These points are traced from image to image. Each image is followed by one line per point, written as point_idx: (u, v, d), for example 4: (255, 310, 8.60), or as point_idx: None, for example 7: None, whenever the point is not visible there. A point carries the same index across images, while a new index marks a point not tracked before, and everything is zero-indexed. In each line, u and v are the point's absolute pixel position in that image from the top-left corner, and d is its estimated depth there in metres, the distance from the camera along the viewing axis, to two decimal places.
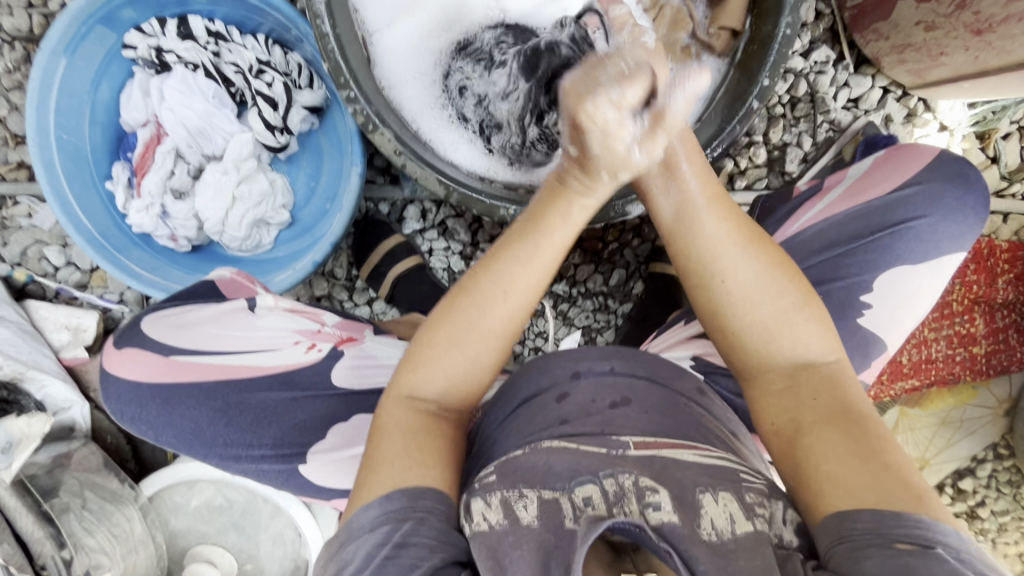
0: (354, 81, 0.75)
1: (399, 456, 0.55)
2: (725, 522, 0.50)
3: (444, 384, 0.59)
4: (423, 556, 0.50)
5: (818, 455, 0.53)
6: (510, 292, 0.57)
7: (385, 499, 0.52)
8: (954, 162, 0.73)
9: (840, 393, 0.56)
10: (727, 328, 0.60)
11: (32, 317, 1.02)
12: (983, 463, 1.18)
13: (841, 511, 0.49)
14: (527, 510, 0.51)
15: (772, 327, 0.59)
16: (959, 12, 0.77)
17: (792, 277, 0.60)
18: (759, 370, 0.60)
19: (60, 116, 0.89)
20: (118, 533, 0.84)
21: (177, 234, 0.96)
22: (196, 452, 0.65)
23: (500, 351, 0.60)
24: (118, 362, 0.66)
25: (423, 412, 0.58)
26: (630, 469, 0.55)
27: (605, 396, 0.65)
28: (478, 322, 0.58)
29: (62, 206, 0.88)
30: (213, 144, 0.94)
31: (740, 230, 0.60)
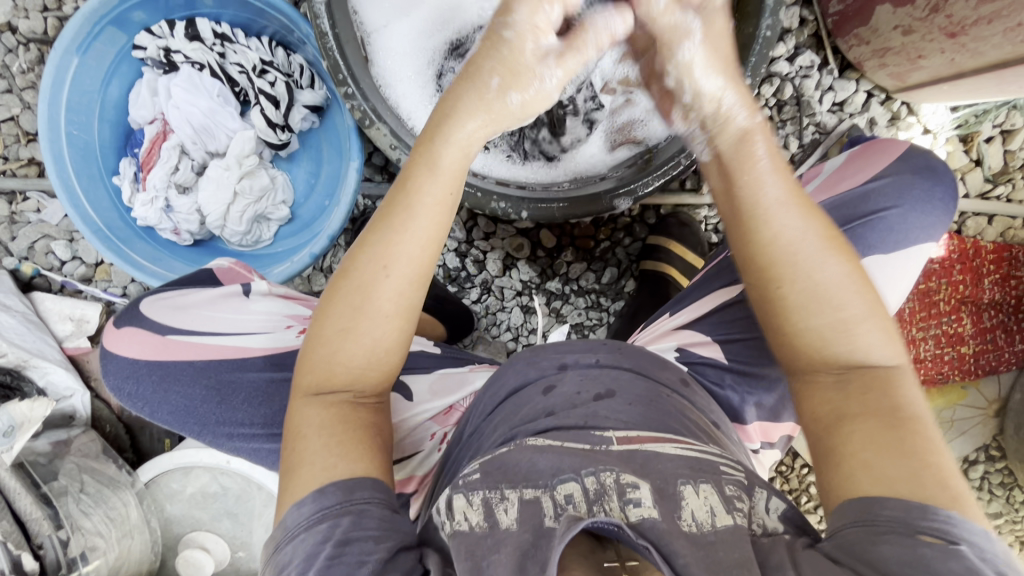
0: (351, 78, 0.79)
1: (321, 454, 0.55)
2: (705, 514, 0.52)
3: (354, 371, 0.59)
4: (367, 551, 0.50)
5: (859, 446, 0.52)
6: (393, 264, 0.58)
7: (319, 496, 0.52)
8: (921, 158, 0.76)
9: (893, 394, 0.54)
10: (784, 325, 0.59)
11: (38, 308, 1.05)
12: (975, 464, 1.20)
13: (869, 499, 0.49)
14: (507, 513, 0.52)
15: (835, 330, 0.57)
16: (933, 15, 0.80)
17: (866, 282, 0.58)
18: (812, 366, 0.59)
19: (70, 113, 0.92)
20: (114, 516, 0.87)
21: (180, 228, 0.99)
22: (190, 431, 0.66)
23: (403, 330, 0.60)
24: (118, 341, 0.69)
25: (335, 403, 0.58)
26: (612, 468, 0.56)
27: (589, 389, 0.67)
28: (368, 300, 0.58)
29: (71, 198, 0.91)
30: (216, 141, 0.98)
31: (819, 230, 0.59)
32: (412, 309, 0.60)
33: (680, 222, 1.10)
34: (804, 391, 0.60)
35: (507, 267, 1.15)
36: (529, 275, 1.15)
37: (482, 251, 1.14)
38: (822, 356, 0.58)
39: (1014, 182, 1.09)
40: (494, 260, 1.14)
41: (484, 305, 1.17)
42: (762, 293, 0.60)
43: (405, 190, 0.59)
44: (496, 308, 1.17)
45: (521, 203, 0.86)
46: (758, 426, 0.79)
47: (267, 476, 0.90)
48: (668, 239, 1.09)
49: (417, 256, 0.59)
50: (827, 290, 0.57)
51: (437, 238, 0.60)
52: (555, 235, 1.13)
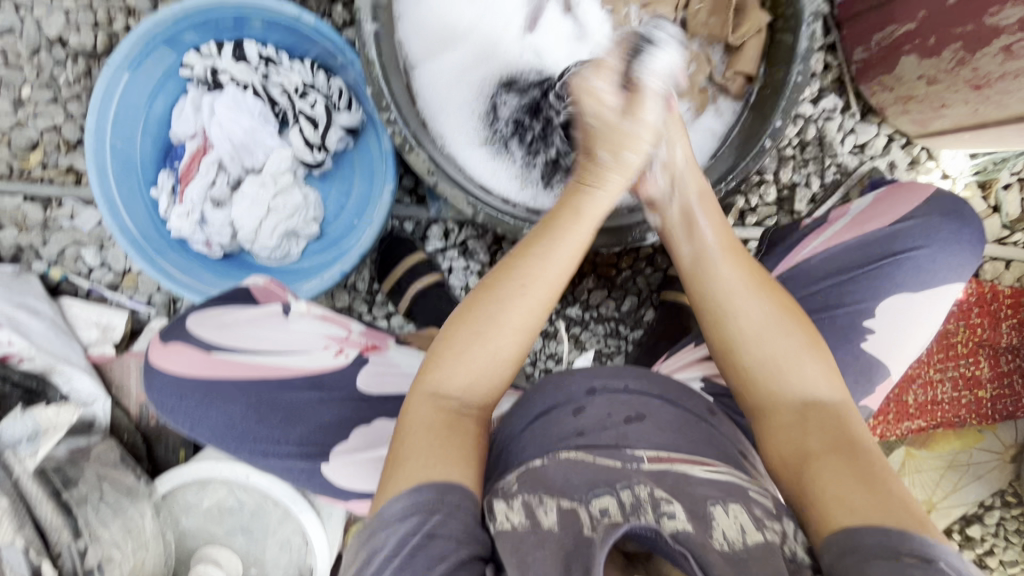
0: (394, 105, 0.82)
1: (426, 453, 0.57)
2: (736, 532, 0.53)
3: (466, 380, 0.62)
4: (450, 547, 0.51)
5: (825, 481, 0.56)
6: (530, 284, 0.64)
7: (412, 492, 0.53)
8: (947, 199, 0.78)
9: (843, 424, 0.62)
10: (734, 364, 0.69)
11: (65, 313, 1.06)
12: (991, 510, 1.18)
13: (848, 530, 0.51)
14: (547, 516, 0.53)
15: (782, 368, 0.66)
16: (959, 68, 0.82)
17: (795, 329, 0.68)
18: (767, 405, 0.66)
19: (117, 126, 0.95)
20: (131, 528, 0.85)
21: (211, 241, 1.01)
22: (229, 446, 0.67)
23: (522, 343, 0.64)
24: (163, 355, 0.69)
25: (446, 408, 0.61)
26: (645, 482, 0.58)
27: (620, 410, 0.69)
28: (498, 317, 0.63)
29: (110, 208, 0.93)
30: (254, 157, 1.00)
31: (748, 278, 0.71)
32: (535, 327, 0.65)
33: None
34: (767, 430, 0.65)
35: None
36: None
37: None
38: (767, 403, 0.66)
39: None
40: None
41: None
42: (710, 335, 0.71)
43: (563, 213, 0.68)
44: None
45: None
46: None
47: (285, 492, 0.90)
48: None
49: (553, 277, 0.65)
50: (746, 325, 0.68)
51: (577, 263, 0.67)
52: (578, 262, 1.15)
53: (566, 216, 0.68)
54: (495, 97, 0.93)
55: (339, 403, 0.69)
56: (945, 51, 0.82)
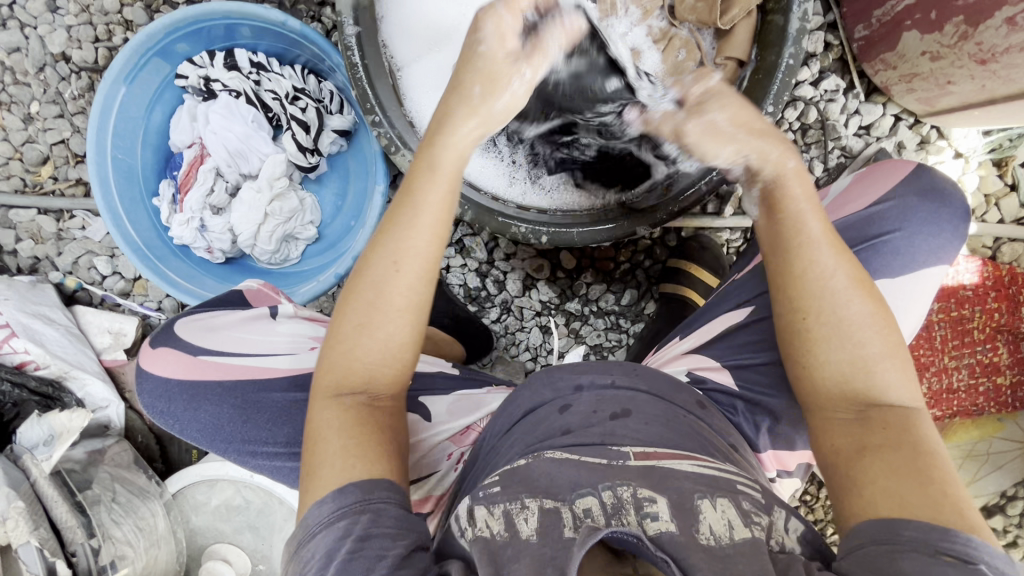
0: (378, 107, 0.83)
1: (341, 457, 0.57)
2: (723, 527, 0.52)
3: (370, 370, 0.62)
4: (387, 545, 0.52)
5: (875, 475, 0.54)
6: (404, 259, 0.62)
7: (338, 495, 0.55)
8: (925, 177, 0.74)
9: (915, 432, 0.56)
10: (810, 360, 0.62)
11: (79, 321, 1.10)
12: (1015, 500, 1.12)
13: (886, 521, 0.50)
14: (527, 523, 0.52)
15: (857, 371, 0.59)
16: (962, 43, 0.78)
17: (891, 326, 0.61)
18: (830, 406, 0.61)
19: (116, 138, 0.98)
20: (143, 526, 0.89)
21: (213, 247, 1.04)
22: (217, 448, 0.68)
23: (413, 324, 0.63)
24: (153, 360, 0.71)
25: (352, 406, 0.61)
26: (629, 481, 0.57)
27: (606, 407, 0.67)
28: (381, 302, 0.62)
29: (114, 219, 0.96)
30: (249, 164, 1.02)
31: (849, 273, 0.61)
32: (422, 302, 0.64)
33: (702, 246, 1.10)
34: (819, 423, 0.62)
35: (527, 287, 1.16)
36: (549, 296, 1.16)
37: (503, 271, 1.15)
38: (834, 395, 0.61)
39: None
40: (514, 280, 1.15)
41: (503, 324, 1.18)
42: (789, 324, 0.63)
43: (419, 174, 0.64)
44: (516, 327, 1.18)
45: (541, 228, 0.87)
46: (772, 455, 0.76)
47: (289, 492, 0.93)
48: (688, 261, 1.09)
49: (425, 250, 0.63)
50: (839, 322, 0.60)
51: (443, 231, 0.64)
52: (574, 257, 1.14)
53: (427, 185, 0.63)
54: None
55: None
56: (947, 26, 0.78)
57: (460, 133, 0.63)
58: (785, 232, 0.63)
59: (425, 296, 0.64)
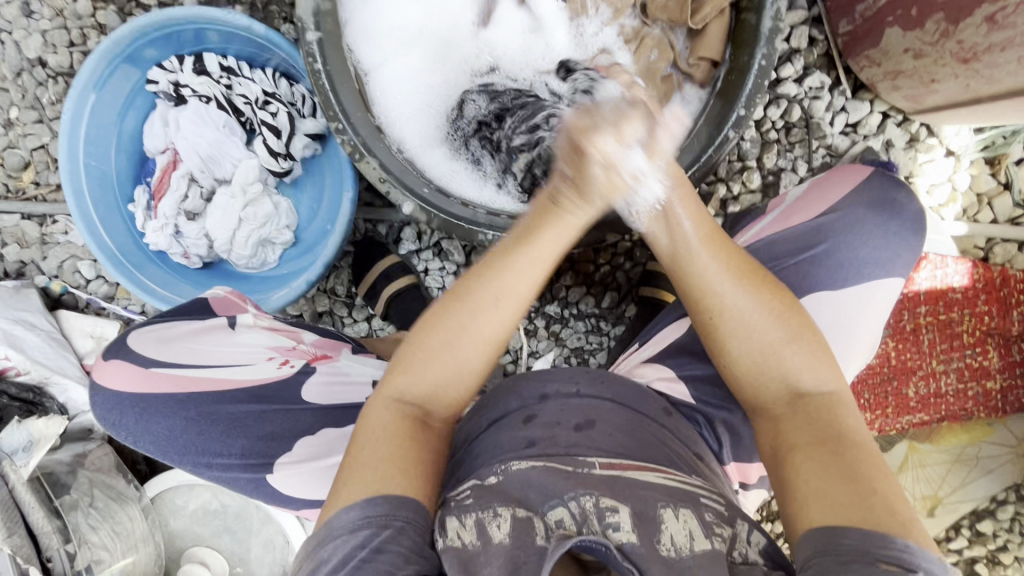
0: (342, 114, 0.81)
1: (376, 467, 0.58)
2: (684, 538, 0.52)
3: (426, 389, 0.63)
4: (399, 564, 0.53)
5: (809, 475, 0.53)
6: (501, 298, 0.61)
7: (364, 504, 0.55)
8: (878, 187, 0.73)
9: (835, 417, 0.57)
10: (722, 354, 0.62)
11: (62, 326, 1.11)
12: (1004, 505, 1.10)
13: (827, 528, 0.49)
14: (500, 529, 0.53)
15: (761, 359, 0.60)
16: (944, 40, 0.75)
17: (789, 306, 0.61)
18: (760, 397, 0.61)
19: (88, 146, 0.98)
20: (120, 530, 0.90)
21: (189, 252, 1.04)
22: (171, 459, 0.65)
23: (489, 355, 0.63)
24: (103, 374, 0.68)
25: (410, 424, 0.62)
26: (593, 490, 0.56)
27: (570, 418, 0.66)
28: (469, 328, 0.61)
29: (88, 227, 0.96)
30: (222, 168, 1.01)
31: (732, 264, 0.62)
32: (501, 337, 0.63)
33: None
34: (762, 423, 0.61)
35: None
36: None
37: None
38: (750, 386, 0.61)
39: None
40: None
41: None
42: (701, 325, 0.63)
43: (541, 228, 0.61)
44: None
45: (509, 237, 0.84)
46: (735, 467, 0.74)
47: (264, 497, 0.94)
48: None
49: (520, 291, 0.61)
50: (733, 316, 0.61)
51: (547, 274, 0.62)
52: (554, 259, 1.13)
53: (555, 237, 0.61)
54: (466, 93, 0.91)
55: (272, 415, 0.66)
56: (928, 23, 0.75)
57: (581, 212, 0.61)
58: (672, 238, 0.64)
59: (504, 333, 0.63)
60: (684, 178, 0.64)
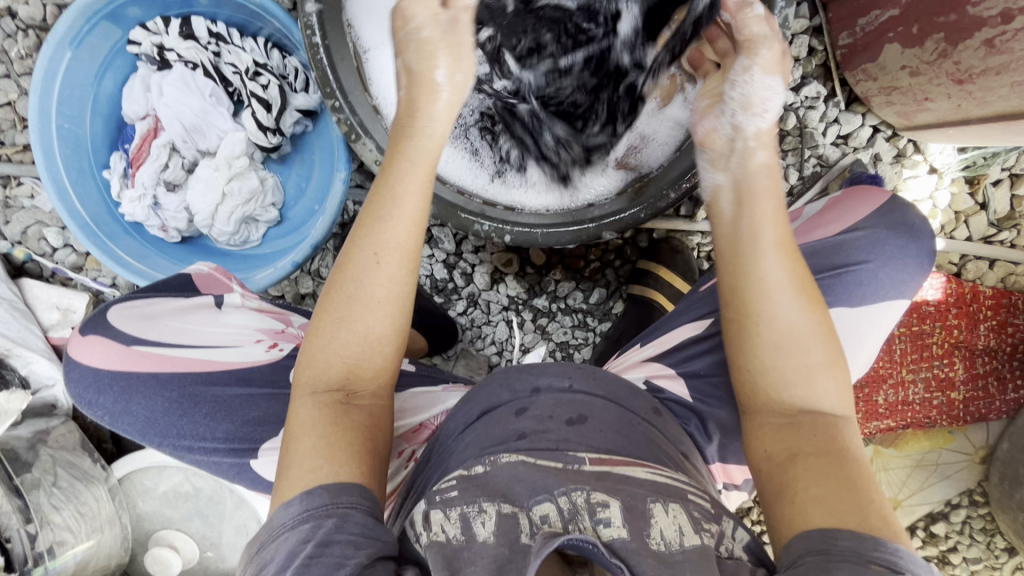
0: (339, 91, 0.79)
1: (311, 456, 0.53)
2: (673, 533, 0.52)
3: (340, 371, 0.58)
4: (347, 553, 0.48)
5: (807, 483, 0.53)
6: (384, 251, 0.59)
7: (306, 496, 0.50)
8: (899, 210, 0.74)
9: (839, 438, 0.56)
10: (750, 361, 0.61)
11: (25, 296, 1.05)
12: (957, 508, 1.16)
13: (822, 531, 0.48)
14: (484, 526, 0.51)
15: (790, 375, 0.59)
16: (941, 60, 0.76)
17: (829, 336, 0.60)
18: (767, 409, 0.60)
19: (62, 106, 0.92)
20: (85, 511, 0.87)
21: (168, 225, 1.00)
22: (148, 441, 0.62)
23: (397, 318, 0.60)
24: (81, 348, 0.65)
25: (329, 405, 0.56)
26: (585, 487, 0.55)
27: (562, 412, 0.66)
28: (362, 293, 0.58)
29: (58, 192, 0.91)
30: (207, 140, 0.97)
31: (796, 276, 0.61)
32: (407, 295, 0.60)
33: (673, 248, 1.09)
34: (759, 431, 0.60)
35: (495, 281, 1.14)
36: (517, 291, 1.15)
37: (471, 264, 1.13)
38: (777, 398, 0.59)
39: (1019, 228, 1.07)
40: (482, 273, 1.14)
41: (469, 318, 1.17)
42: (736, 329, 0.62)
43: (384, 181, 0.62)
44: (482, 321, 1.17)
45: (504, 227, 0.84)
46: (721, 467, 0.74)
47: None
48: (658, 263, 1.08)
49: (404, 239, 0.60)
50: (785, 327, 0.59)
51: (422, 220, 0.61)
52: (545, 253, 1.13)
53: (425, 131, 0.65)
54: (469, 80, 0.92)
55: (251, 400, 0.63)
56: (927, 42, 0.77)
57: (435, 117, 0.66)
58: (739, 234, 0.64)
59: (409, 289, 0.60)
60: (777, 183, 0.67)
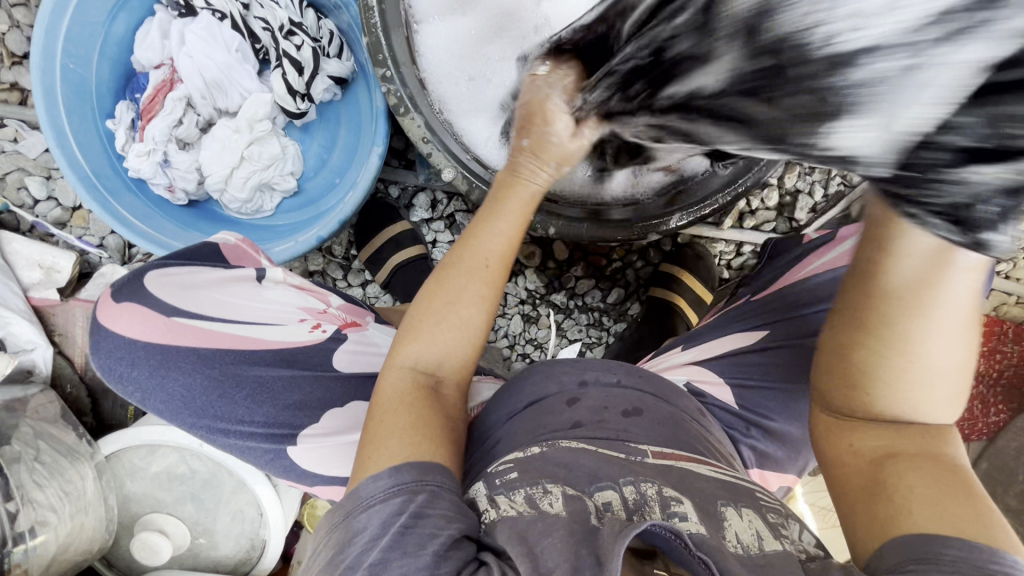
0: (391, 61, 0.75)
1: (402, 429, 0.53)
2: (751, 536, 0.47)
3: (434, 356, 0.59)
4: (440, 524, 0.46)
5: (913, 486, 0.44)
6: (480, 266, 0.60)
7: (394, 472, 0.49)
8: None
9: (946, 447, 0.47)
10: (874, 368, 0.46)
11: (4, 250, 0.95)
12: None
13: (926, 535, 0.41)
14: (553, 504, 0.48)
15: (921, 379, 0.45)
16: None
17: (977, 342, 0.46)
18: (879, 415, 0.48)
19: (69, 44, 0.83)
20: (69, 491, 0.79)
21: (175, 186, 0.92)
22: (183, 422, 0.60)
23: (486, 317, 0.60)
24: (113, 316, 0.61)
25: (417, 386, 0.58)
26: (651, 480, 0.52)
27: (617, 404, 0.64)
28: (460, 293, 0.59)
29: (58, 138, 0.83)
30: (228, 100, 0.91)
31: (967, 307, 0.43)
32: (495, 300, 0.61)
33: (696, 254, 1.10)
34: (842, 430, 0.51)
35: (515, 273, 1.12)
36: (536, 285, 1.13)
37: None
38: (881, 407, 0.48)
39: (1017, 260, 1.09)
40: None
41: None
42: (848, 334, 0.47)
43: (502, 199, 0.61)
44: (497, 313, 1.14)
45: (551, 220, 0.84)
46: (758, 472, 0.73)
47: (241, 465, 0.86)
48: (681, 268, 1.09)
49: (499, 251, 0.60)
50: (937, 351, 0.44)
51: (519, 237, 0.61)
52: (568, 249, 1.11)
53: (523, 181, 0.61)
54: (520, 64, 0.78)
55: (310, 380, 0.64)
56: None
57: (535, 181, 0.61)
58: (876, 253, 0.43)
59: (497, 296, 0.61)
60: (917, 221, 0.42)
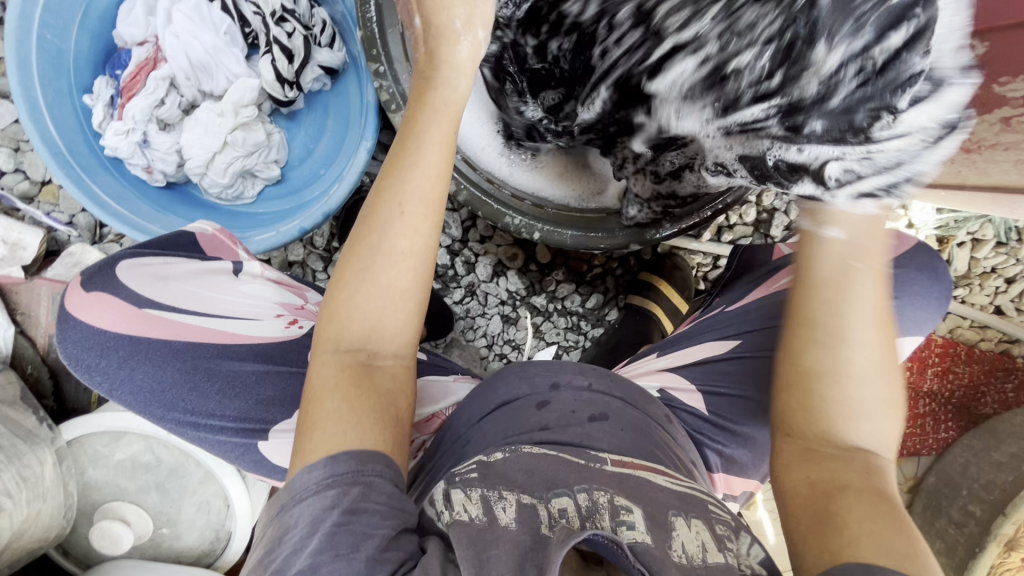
0: (385, 56, 0.74)
1: (332, 418, 0.51)
2: (696, 548, 0.49)
3: (367, 326, 0.56)
4: (375, 524, 0.47)
5: (858, 515, 0.48)
6: (408, 202, 0.56)
7: (330, 461, 0.49)
8: (925, 256, 0.79)
9: (889, 477, 0.52)
10: (809, 392, 0.54)
11: None
12: None
13: (869, 564, 0.43)
14: (506, 512, 0.49)
15: (850, 409, 0.53)
16: None
17: (895, 370, 0.54)
18: (808, 435, 0.55)
19: (47, 14, 0.80)
20: (27, 477, 0.77)
21: (153, 167, 0.90)
22: (153, 414, 0.61)
23: (417, 274, 0.57)
24: (82, 305, 0.62)
25: (350, 364, 0.55)
26: (606, 488, 0.53)
27: (584, 409, 0.64)
28: (386, 246, 0.56)
29: (30, 111, 0.80)
30: (213, 82, 0.89)
31: (882, 309, 0.52)
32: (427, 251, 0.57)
33: (674, 265, 1.12)
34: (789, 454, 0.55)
35: (496, 274, 1.13)
36: (517, 287, 1.14)
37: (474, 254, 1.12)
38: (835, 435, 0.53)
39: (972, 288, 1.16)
40: (485, 264, 1.12)
41: (466, 308, 1.14)
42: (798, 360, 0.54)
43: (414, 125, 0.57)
44: (477, 312, 1.15)
45: (534, 224, 0.82)
46: (723, 477, 0.76)
47: (210, 455, 0.84)
48: (658, 277, 1.11)
49: (428, 191, 0.56)
50: (859, 359, 0.52)
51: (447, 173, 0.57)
52: (550, 252, 1.12)
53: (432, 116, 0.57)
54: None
55: (275, 375, 0.64)
56: None
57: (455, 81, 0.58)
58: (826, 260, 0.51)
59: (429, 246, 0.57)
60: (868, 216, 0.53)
